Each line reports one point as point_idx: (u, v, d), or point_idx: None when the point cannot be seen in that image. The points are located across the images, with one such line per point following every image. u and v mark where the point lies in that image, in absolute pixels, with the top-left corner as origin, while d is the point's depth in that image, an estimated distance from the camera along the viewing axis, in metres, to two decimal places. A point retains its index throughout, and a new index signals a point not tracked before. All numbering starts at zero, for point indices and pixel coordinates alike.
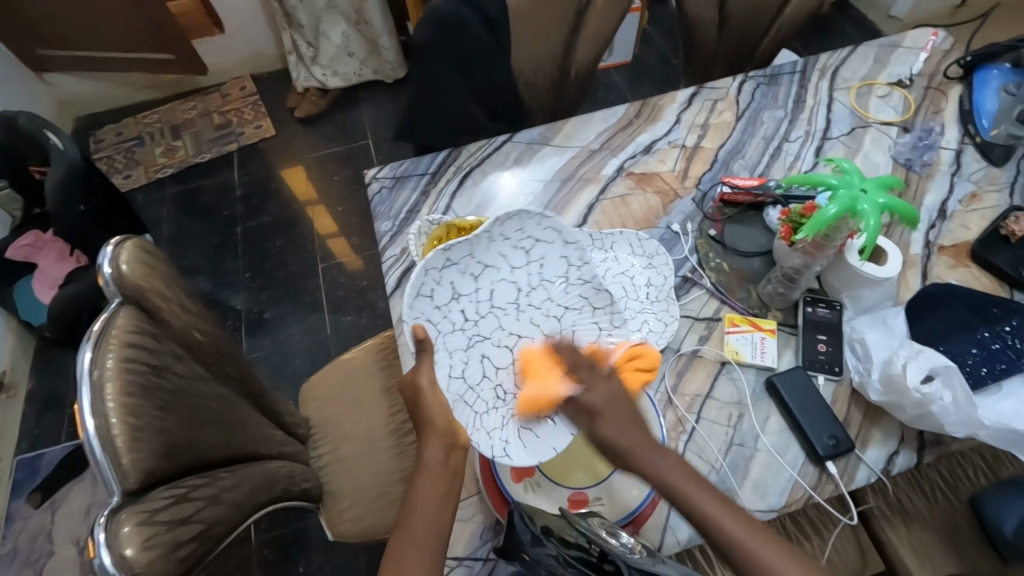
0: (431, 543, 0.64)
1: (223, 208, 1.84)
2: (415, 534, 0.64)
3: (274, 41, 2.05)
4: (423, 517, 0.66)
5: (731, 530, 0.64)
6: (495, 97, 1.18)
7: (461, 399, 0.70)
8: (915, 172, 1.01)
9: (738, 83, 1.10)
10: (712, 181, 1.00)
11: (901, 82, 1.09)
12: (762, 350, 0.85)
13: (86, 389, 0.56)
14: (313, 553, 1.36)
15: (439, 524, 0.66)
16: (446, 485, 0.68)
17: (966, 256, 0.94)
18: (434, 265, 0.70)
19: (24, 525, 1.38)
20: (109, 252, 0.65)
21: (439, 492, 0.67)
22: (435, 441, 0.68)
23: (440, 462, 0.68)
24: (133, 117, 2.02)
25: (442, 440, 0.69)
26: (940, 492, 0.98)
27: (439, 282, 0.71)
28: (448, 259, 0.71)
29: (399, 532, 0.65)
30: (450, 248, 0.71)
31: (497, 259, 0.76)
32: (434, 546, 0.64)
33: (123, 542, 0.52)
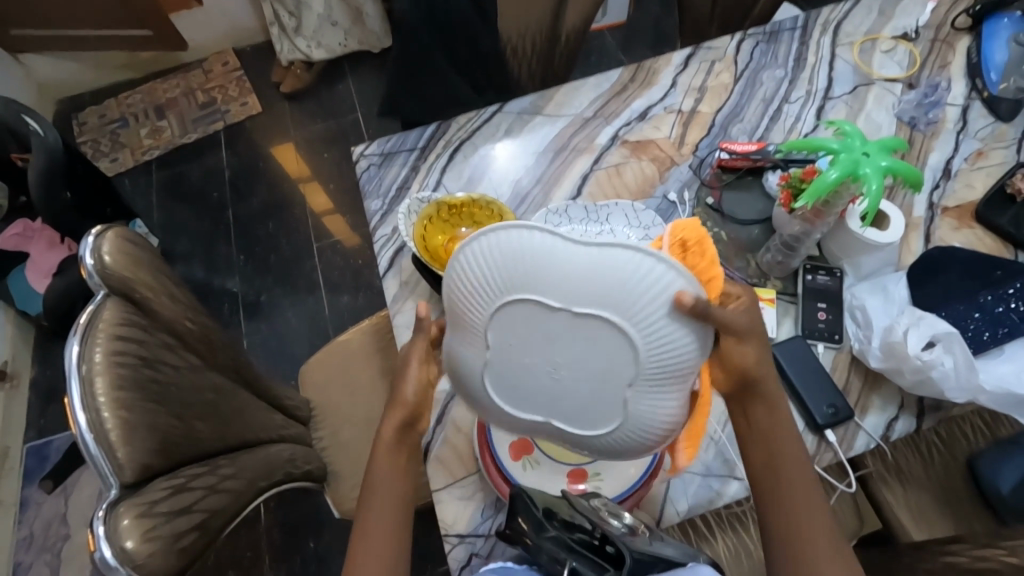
0: (387, 529, 0.63)
1: (212, 190, 1.81)
2: (377, 519, 0.63)
3: (254, 13, 1.97)
4: (382, 498, 0.64)
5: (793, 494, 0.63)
6: (484, 65, 1.13)
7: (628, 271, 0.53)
8: (919, 131, 0.98)
9: (736, 42, 1.05)
10: (710, 147, 0.97)
11: (907, 36, 1.05)
12: (762, 320, 0.84)
13: (75, 384, 0.56)
14: (322, 529, 1.39)
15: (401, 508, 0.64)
16: (406, 461, 0.65)
17: (970, 218, 0.92)
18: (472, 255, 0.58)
19: (39, 511, 1.41)
20: (90, 243, 0.64)
21: (398, 471, 0.65)
22: (394, 416, 0.65)
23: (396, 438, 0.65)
24: (115, 98, 1.96)
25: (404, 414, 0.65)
26: (937, 454, 0.98)
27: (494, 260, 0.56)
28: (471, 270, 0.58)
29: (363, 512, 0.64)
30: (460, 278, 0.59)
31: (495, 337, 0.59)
32: (396, 530, 0.63)
33: (123, 535, 0.53)
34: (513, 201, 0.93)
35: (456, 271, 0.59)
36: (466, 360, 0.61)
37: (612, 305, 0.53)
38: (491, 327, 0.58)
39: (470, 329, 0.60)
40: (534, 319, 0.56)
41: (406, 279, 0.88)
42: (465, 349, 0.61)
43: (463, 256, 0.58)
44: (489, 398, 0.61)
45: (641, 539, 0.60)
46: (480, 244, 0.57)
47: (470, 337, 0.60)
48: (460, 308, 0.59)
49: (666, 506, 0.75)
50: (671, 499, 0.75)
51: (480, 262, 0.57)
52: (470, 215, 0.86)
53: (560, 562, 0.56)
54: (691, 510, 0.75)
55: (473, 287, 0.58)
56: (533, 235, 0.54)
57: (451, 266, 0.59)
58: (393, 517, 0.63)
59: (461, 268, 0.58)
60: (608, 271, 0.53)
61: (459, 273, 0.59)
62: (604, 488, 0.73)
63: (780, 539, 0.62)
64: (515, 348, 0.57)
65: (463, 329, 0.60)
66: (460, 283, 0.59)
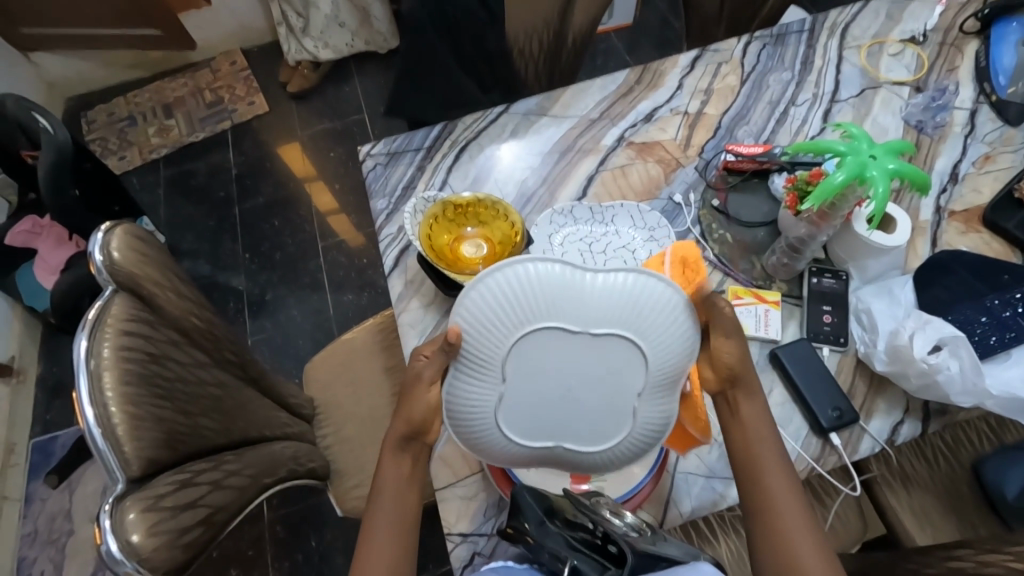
0: (394, 535, 0.63)
1: (219, 188, 1.82)
2: (380, 523, 0.63)
3: (262, 13, 1.98)
4: (385, 503, 0.64)
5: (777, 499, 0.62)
6: (490, 66, 1.13)
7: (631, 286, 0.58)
8: (927, 135, 0.98)
9: (743, 45, 1.05)
10: (716, 149, 0.97)
11: (914, 39, 1.05)
12: (766, 323, 0.83)
13: (83, 379, 0.56)
14: (324, 527, 1.39)
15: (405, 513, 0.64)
16: (410, 466, 0.66)
17: (977, 222, 0.91)
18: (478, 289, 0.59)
19: (44, 506, 1.42)
20: (99, 239, 0.64)
21: (400, 477, 0.66)
22: (399, 425, 0.66)
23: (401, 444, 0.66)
24: (123, 97, 1.98)
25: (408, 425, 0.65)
26: (942, 458, 0.98)
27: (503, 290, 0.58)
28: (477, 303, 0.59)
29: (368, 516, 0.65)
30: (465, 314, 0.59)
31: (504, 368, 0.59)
32: (399, 536, 0.63)
33: (129, 529, 0.53)
34: (518, 202, 0.93)
35: (469, 305, 0.59)
36: (478, 398, 0.60)
37: (624, 322, 0.58)
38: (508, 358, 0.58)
39: (485, 364, 0.59)
40: (550, 344, 0.58)
41: (411, 278, 0.88)
42: (477, 386, 0.60)
43: (477, 289, 0.59)
44: (501, 431, 0.60)
45: (644, 538, 0.60)
46: (495, 275, 0.58)
47: (483, 372, 0.59)
48: (473, 343, 0.59)
49: (670, 508, 0.75)
50: (674, 500, 0.75)
51: (496, 293, 0.58)
52: (476, 215, 0.87)
53: (561, 560, 0.56)
54: (694, 511, 0.75)
55: (488, 320, 0.58)
56: (546, 265, 0.58)
57: (462, 300, 0.59)
58: (403, 521, 0.64)
59: (475, 301, 0.59)
60: (614, 290, 0.57)
61: (471, 307, 0.59)
62: (606, 487, 0.73)
63: (768, 548, 0.60)
64: (531, 376, 0.59)
65: (475, 366, 0.59)
66: (474, 318, 0.59)
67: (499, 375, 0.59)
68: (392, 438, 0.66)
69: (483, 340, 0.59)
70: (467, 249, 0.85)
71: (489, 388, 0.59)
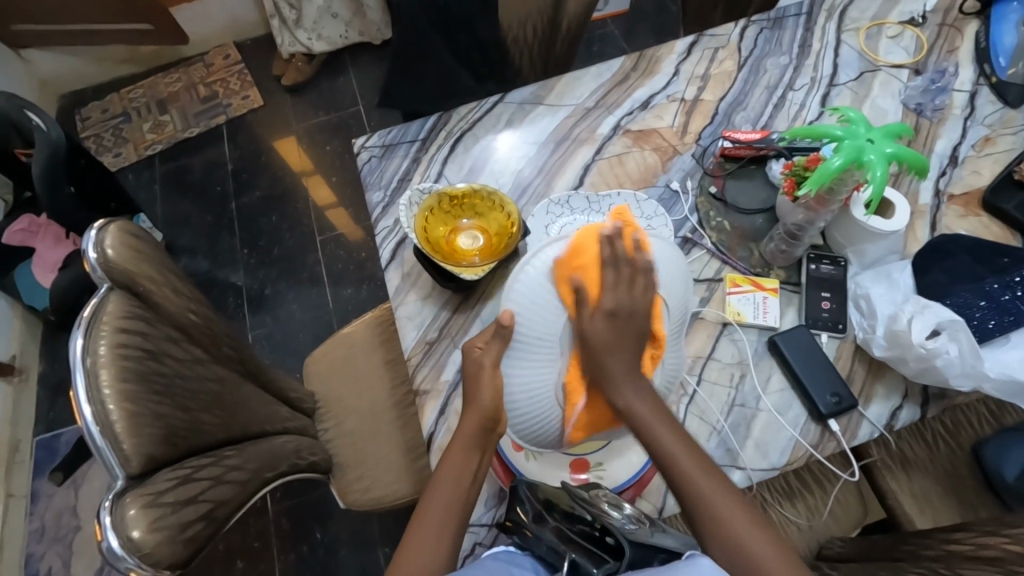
0: (441, 523, 0.63)
1: (215, 184, 1.81)
2: (434, 510, 0.64)
3: (253, 5, 1.96)
4: (442, 489, 0.65)
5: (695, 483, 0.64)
6: (484, 56, 1.12)
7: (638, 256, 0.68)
8: (926, 118, 0.97)
9: (740, 29, 1.04)
10: (713, 136, 0.96)
11: (913, 21, 1.03)
12: (765, 310, 0.83)
13: (80, 377, 0.57)
14: (328, 519, 1.40)
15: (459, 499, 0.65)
16: (475, 463, 0.67)
17: (977, 205, 0.91)
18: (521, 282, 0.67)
19: (49, 502, 1.43)
20: (93, 237, 0.64)
21: (463, 470, 0.66)
22: (473, 418, 0.67)
23: (474, 436, 0.67)
24: (117, 93, 1.96)
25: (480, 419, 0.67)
26: (942, 441, 0.98)
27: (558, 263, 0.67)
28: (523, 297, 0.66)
29: (425, 501, 0.65)
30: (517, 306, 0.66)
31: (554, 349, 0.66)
32: (452, 522, 0.63)
33: (129, 526, 0.53)
34: (515, 192, 0.92)
35: (514, 294, 0.67)
36: (534, 380, 0.66)
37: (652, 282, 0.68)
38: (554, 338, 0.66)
39: (537, 344, 0.66)
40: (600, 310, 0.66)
41: (408, 271, 0.88)
42: (530, 368, 0.66)
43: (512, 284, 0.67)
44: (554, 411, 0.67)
45: (642, 529, 0.60)
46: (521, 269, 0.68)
47: (538, 352, 0.66)
48: (525, 326, 0.66)
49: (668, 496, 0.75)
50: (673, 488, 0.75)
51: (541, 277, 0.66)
52: (472, 207, 0.86)
53: (561, 554, 0.58)
54: None
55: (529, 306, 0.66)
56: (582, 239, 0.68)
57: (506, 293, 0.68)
58: (452, 507, 0.64)
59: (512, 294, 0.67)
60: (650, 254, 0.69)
61: (513, 297, 0.67)
62: (605, 478, 0.73)
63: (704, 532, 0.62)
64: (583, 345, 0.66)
65: (524, 353, 0.66)
66: (520, 305, 0.66)
67: (550, 355, 0.66)
68: (465, 432, 0.67)
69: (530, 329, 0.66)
70: (463, 241, 0.85)
71: (544, 368, 0.66)
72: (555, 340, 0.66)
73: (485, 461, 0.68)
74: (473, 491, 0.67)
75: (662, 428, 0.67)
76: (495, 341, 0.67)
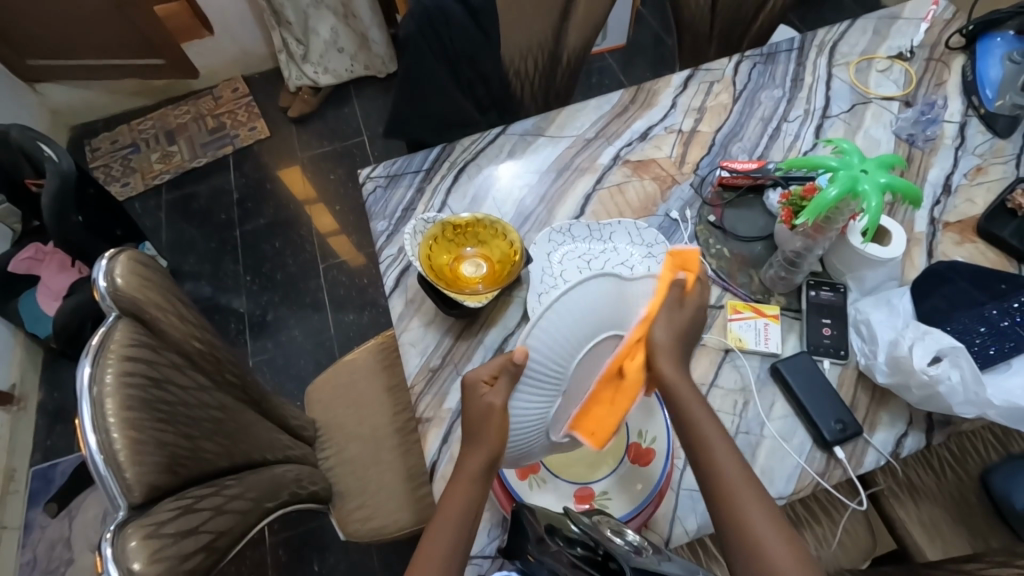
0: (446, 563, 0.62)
1: (219, 212, 1.84)
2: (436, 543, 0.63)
3: (263, 41, 2.02)
4: (445, 524, 0.64)
5: (735, 483, 0.62)
6: (486, 90, 1.16)
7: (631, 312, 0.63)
8: (918, 148, 0.99)
9: (734, 63, 1.07)
10: (711, 165, 0.98)
11: (901, 55, 1.07)
12: (766, 336, 0.84)
13: (86, 405, 0.57)
14: (327, 552, 1.37)
15: (460, 537, 0.63)
16: (479, 495, 0.65)
17: (972, 232, 0.92)
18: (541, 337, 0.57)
19: (42, 535, 1.41)
20: (103, 266, 0.65)
21: (468, 503, 0.64)
22: (478, 451, 0.63)
23: (478, 471, 0.64)
24: (127, 124, 2.01)
25: (485, 458, 0.63)
26: (949, 469, 0.97)
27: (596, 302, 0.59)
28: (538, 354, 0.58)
29: (427, 537, 0.64)
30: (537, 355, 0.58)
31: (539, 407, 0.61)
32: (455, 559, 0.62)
33: (130, 557, 0.52)
34: (517, 221, 0.94)
35: (544, 331, 0.57)
36: (530, 419, 0.62)
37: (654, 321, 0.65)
38: (573, 370, 0.59)
39: (546, 383, 0.60)
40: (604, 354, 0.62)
41: (411, 298, 0.89)
42: (535, 403, 0.61)
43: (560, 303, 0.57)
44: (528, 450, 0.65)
45: (648, 558, 0.59)
46: (577, 292, 0.57)
47: (544, 389, 0.60)
48: (538, 365, 0.58)
49: (675, 526, 0.74)
50: (679, 518, 0.74)
51: (578, 309, 0.58)
52: (475, 235, 0.87)
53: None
54: (700, 529, 0.74)
55: (564, 334, 0.58)
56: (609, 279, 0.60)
57: (535, 327, 0.57)
58: (455, 546, 0.63)
59: (549, 320, 0.57)
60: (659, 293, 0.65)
61: (541, 333, 0.57)
62: (611, 506, 0.74)
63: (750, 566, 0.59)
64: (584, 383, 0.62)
65: (537, 385, 0.60)
66: (545, 343, 0.57)
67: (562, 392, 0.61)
68: (469, 465, 0.64)
69: (556, 358, 0.58)
70: (466, 269, 0.87)
71: (547, 403, 0.61)
72: (532, 405, 0.61)
73: (489, 488, 0.66)
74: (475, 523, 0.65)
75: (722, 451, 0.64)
76: (504, 378, 0.61)
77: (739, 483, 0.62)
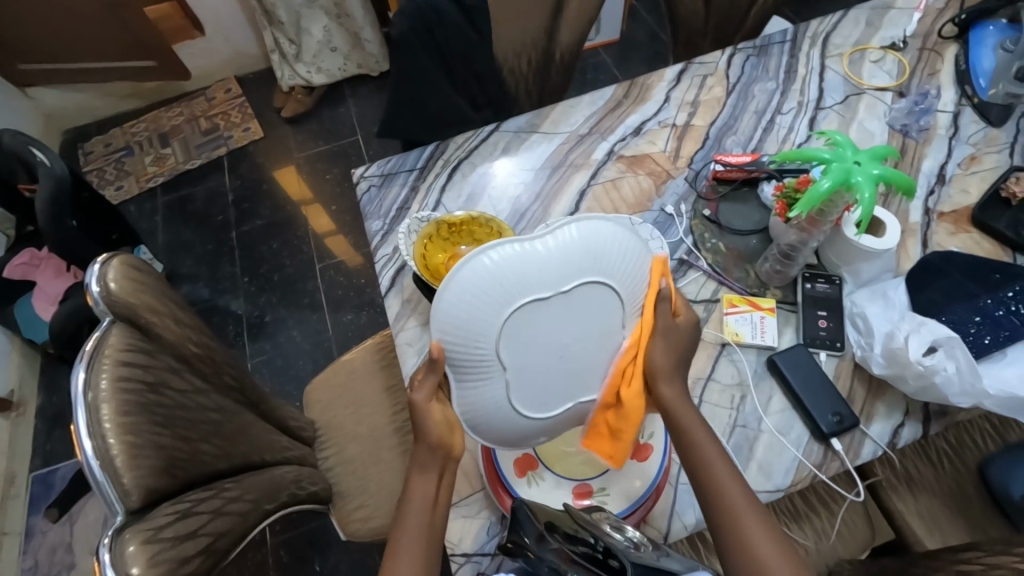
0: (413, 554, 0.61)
1: (215, 214, 1.83)
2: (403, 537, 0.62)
3: (255, 41, 2.01)
4: (410, 518, 0.63)
5: (721, 479, 0.64)
6: (479, 87, 1.16)
7: (547, 268, 0.58)
8: (912, 138, 0.99)
9: (727, 56, 1.07)
10: (705, 159, 0.98)
11: (895, 46, 1.07)
12: (762, 330, 0.84)
13: (82, 411, 0.56)
14: (329, 553, 1.37)
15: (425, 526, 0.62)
16: (435, 484, 0.64)
17: (967, 222, 0.92)
18: (449, 321, 0.59)
19: (44, 540, 1.41)
20: (96, 270, 0.65)
21: (427, 494, 0.64)
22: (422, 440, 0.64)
23: (428, 458, 0.64)
24: (120, 127, 2.00)
25: (430, 445, 0.64)
26: (947, 459, 0.98)
27: (492, 274, 0.58)
28: (452, 337, 0.59)
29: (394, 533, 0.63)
30: (450, 338, 0.59)
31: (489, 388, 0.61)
32: (422, 548, 0.61)
33: (128, 562, 0.52)
34: (512, 219, 0.93)
35: (448, 320, 0.59)
36: (484, 400, 0.61)
37: (590, 271, 0.59)
38: (497, 344, 0.59)
39: (477, 364, 0.60)
40: (534, 320, 0.59)
41: (407, 297, 0.89)
42: (478, 385, 0.61)
43: (452, 283, 0.58)
44: (507, 432, 0.64)
45: (646, 553, 0.60)
46: (466, 267, 0.59)
47: (478, 370, 0.60)
48: (457, 349, 0.60)
49: (673, 521, 0.75)
50: (677, 513, 0.75)
51: (478, 284, 0.58)
52: (469, 234, 0.86)
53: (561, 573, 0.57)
54: (698, 525, 0.75)
55: (470, 309, 0.58)
56: (507, 246, 0.59)
57: (436, 312, 0.59)
58: (422, 537, 0.62)
59: (450, 303, 0.59)
60: (582, 242, 0.59)
61: (444, 316, 0.59)
62: (609, 503, 0.74)
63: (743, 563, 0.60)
64: (527, 354, 0.60)
65: (469, 366, 0.60)
66: (453, 324, 0.59)
67: (500, 366, 0.60)
68: (418, 456, 0.65)
69: (468, 337, 0.59)
70: None
71: (494, 381, 0.61)
72: (479, 390, 0.61)
73: (447, 477, 0.66)
74: (440, 514, 0.64)
75: (732, 484, 0.63)
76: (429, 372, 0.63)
77: (733, 490, 0.63)
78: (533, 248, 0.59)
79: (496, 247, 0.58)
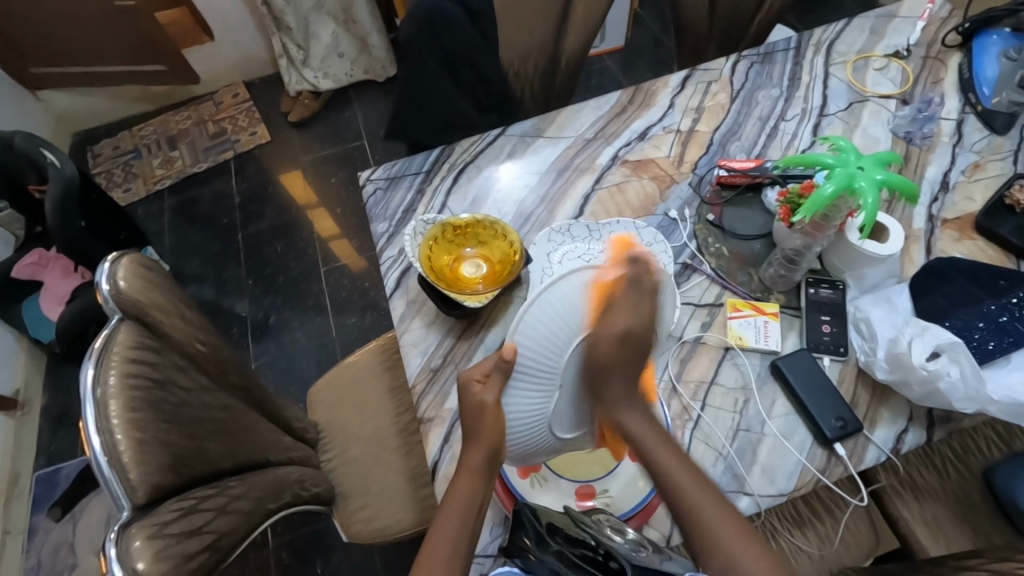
0: (451, 554, 0.62)
1: (221, 216, 1.85)
2: (441, 540, 0.63)
3: (263, 45, 2.04)
4: (450, 519, 0.64)
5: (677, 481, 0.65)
6: (484, 91, 1.16)
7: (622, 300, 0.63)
8: (915, 146, 1.00)
9: (732, 63, 1.08)
10: (709, 165, 0.99)
11: (899, 54, 1.07)
12: (766, 334, 0.84)
13: (90, 407, 0.57)
14: (330, 554, 1.37)
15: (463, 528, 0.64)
16: (481, 489, 0.66)
17: (971, 228, 0.92)
18: (534, 329, 0.60)
19: (46, 539, 1.41)
20: (106, 269, 0.66)
21: (471, 497, 0.65)
22: (476, 447, 0.65)
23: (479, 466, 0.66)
24: (128, 130, 2.02)
25: (484, 452, 0.65)
26: (952, 466, 0.97)
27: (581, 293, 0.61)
28: (532, 346, 0.60)
29: (431, 532, 0.64)
30: (529, 347, 0.60)
31: (543, 403, 0.62)
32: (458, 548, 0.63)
33: (134, 557, 0.52)
34: (517, 222, 0.94)
35: (531, 328, 0.60)
36: (534, 414, 0.63)
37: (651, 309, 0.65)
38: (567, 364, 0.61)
39: (542, 378, 0.61)
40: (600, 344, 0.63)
41: (412, 298, 0.90)
42: (531, 397, 0.62)
43: (546, 295, 0.60)
44: (539, 448, 0.65)
45: (649, 556, 0.60)
46: (562, 283, 0.60)
47: (541, 384, 0.62)
48: (530, 359, 0.61)
49: None
50: None
51: (568, 300, 0.60)
52: (475, 236, 0.87)
53: None
54: None
55: (552, 327, 0.60)
56: (595, 271, 0.62)
57: (522, 321, 0.60)
58: (459, 542, 0.63)
59: (536, 314, 0.60)
60: (652, 282, 0.65)
61: (530, 325, 0.60)
62: (612, 504, 0.74)
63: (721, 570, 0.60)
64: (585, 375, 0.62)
65: (534, 377, 0.62)
66: (531, 334, 0.60)
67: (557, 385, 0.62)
68: (470, 460, 0.66)
69: (545, 352, 0.60)
70: (467, 269, 0.87)
71: (545, 397, 0.62)
72: (530, 401, 0.62)
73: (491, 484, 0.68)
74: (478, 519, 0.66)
75: (708, 498, 0.64)
76: (497, 373, 0.63)
77: (697, 495, 0.64)
78: (614, 276, 0.63)
79: (590, 271, 0.61)
